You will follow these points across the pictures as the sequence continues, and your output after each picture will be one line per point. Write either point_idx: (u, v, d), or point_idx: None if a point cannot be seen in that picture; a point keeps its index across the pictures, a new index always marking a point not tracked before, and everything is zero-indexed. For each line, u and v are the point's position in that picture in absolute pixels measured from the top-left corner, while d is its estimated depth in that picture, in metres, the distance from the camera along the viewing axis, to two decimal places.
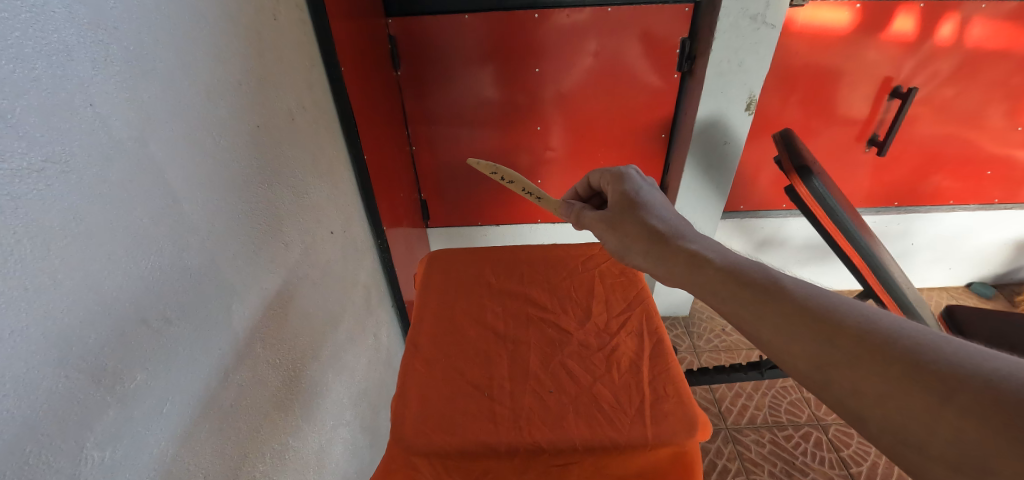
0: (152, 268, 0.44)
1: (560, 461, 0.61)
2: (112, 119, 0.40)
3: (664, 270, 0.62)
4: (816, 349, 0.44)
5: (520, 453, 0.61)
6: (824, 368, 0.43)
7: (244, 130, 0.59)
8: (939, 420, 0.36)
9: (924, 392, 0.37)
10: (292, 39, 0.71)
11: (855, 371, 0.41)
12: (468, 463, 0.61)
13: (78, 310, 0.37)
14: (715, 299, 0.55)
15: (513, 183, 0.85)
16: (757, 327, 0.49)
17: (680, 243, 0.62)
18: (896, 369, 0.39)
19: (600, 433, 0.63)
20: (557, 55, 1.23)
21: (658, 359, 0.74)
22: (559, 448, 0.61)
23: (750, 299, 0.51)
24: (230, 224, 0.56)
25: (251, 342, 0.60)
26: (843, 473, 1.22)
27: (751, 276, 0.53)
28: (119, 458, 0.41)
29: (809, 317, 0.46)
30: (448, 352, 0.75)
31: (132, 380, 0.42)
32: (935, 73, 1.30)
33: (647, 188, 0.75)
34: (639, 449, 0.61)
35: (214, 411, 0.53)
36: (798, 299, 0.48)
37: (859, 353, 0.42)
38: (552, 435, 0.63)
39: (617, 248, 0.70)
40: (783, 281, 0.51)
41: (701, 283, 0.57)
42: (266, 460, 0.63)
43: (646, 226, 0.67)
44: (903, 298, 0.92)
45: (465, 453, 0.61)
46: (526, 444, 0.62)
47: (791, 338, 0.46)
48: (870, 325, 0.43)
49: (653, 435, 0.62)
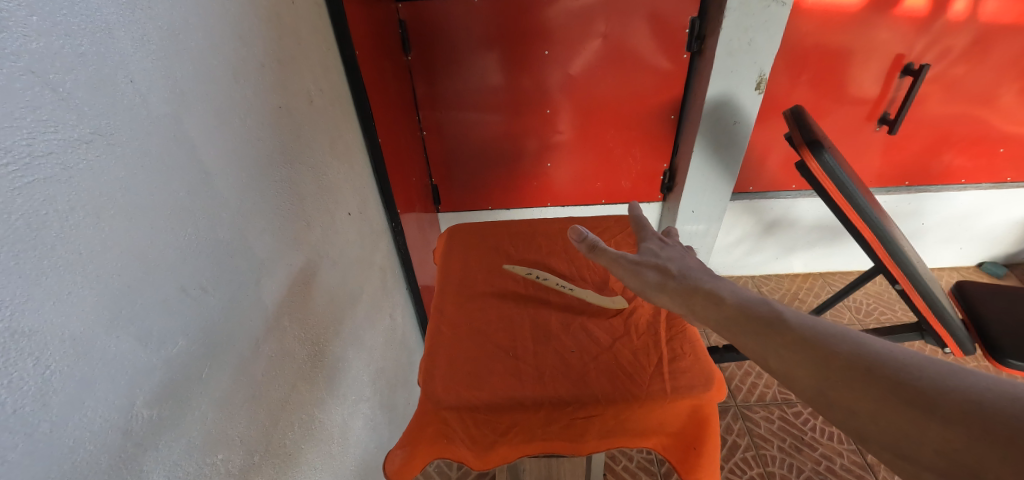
0: (190, 238, 0.47)
1: (583, 414, 0.63)
2: (150, 97, 0.42)
3: (687, 311, 0.60)
4: (814, 371, 0.43)
5: (545, 406, 0.63)
6: (823, 391, 0.42)
7: (267, 110, 0.60)
8: (928, 431, 0.36)
9: (907, 408, 0.37)
10: (308, 23, 0.72)
11: (850, 390, 0.41)
12: (496, 415, 0.63)
13: (126, 275, 0.40)
14: (728, 334, 0.54)
15: (547, 281, 0.82)
16: (763, 357, 0.48)
17: (700, 282, 0.62)
18: (882, 390, 0.39)
19: (622, 387, 0.65)
20: (565, 38, 1.23)
21: (675, 320, 0.75)
22: (582, 402, 0.64)
23: (757, 329, 0.50)
24: (258, 201, 0.58)
25: (278, 315, 0.62)
26: (851, 448, 1.24)
27: (759, 309, 0.52)
28: (166, 418, 0.44)
29: (807, 346, 0.45)
30: (472, 317, 0.77)
31: (175, 346, 0.45)
32: (947, 50, 1.29)
33: (676, 246, 0.75)
34: (659, 400, 0.64)
35: (247, 380, 0.56)
36: (798, 328, 0.47)
37: (855, 375, 0.41)
38: (575, 389, 0.65)
39: (636, 284, 0.67)
40: (786, 314, 0.50)
41: (720, 319, 0.55)
42: (295, 430, 0.66)
43: (668, 268, 0.67)
44: (912, 270, 0.92)
45: (492, 405, 0.63)
46: (550, 398, 0.64)
47: (790, 363, 0.45)
48: (866, 350, 0.42)
49: (672, 389, 0.64)
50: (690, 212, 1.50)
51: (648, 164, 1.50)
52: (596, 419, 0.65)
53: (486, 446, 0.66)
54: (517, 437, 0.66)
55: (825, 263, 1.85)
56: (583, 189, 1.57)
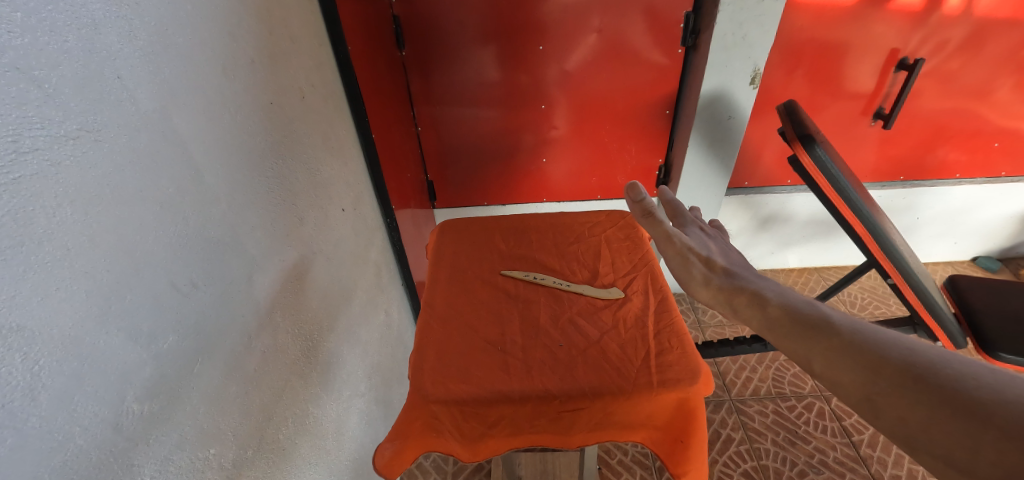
0: (180, 234, 0.47)
1: (571, 407, 0.64)
2: (138, 92, 0.42)
3: (732, 310, 0.57)
4: (864, 378, 0.40)
5: (533, 399, 0.64)
6: (872, 397, 0.39)
7: (259, 106, 0.60)
8: (981, 443, 0.33)
9: (961, 418, 0.34)
10: (300, 19, 0.72)
11: (899, 399, 0.37)
12: (484, 408, 0.64)
13: (114, 271, 0.40)
14: (771, 333, 0.50)
15: (544, 280, 0.82)
16: (808, 359, 0.45)
17: (745, 279, 0.59)
18: (936, 401, 0.36)
19: (609, 381, 0.65)
20: (560, 34, 1.23)
21: (663, 314, 0.75)
22: (570, 395, 0.64)
23: (803, 331, 0.47)
24: (249, 196, 0.58)
25: (271, 311, 0.63)
26: (844, 441, 1.25)
27: (807, 310, 0.49)
28: (158, 412, 0.44)
29: (855, 350, 0.42)
30: (462, 312, 0.77)
31: (166, 341, 0.45)
32: (942, 44, 1.29)
33: (718, 241, 0.72)
34: (646, 393, 0.64)
35: (240, 375, 0.56)
36: (848, 332, 0.44)
37: (905, 383, 0.38)
38: (562, 383, 0.65)
39: (681, 275, 0.64)
40: (835, 317, 0.47)
41: (764, 317, 0.52)
42: (289, 425, 0.67)
43: (710, 260, 0.64)
44: (903, 262, 0.92)
45: (480, 400, 0.64)
46: (537, 391, 0.64)
47: (839, 368, 0.42)
48: (918, 358, 0.39)
49: (659, 382, 0.65)
50: None
51: (643, 160, 1.50)
52: (584, 412, 0.65)
53: (474, 439, 0.66)
54: (505, 430, 0.66)
55: (820, 258, 1.85)
56: (579, 184, 1.57)
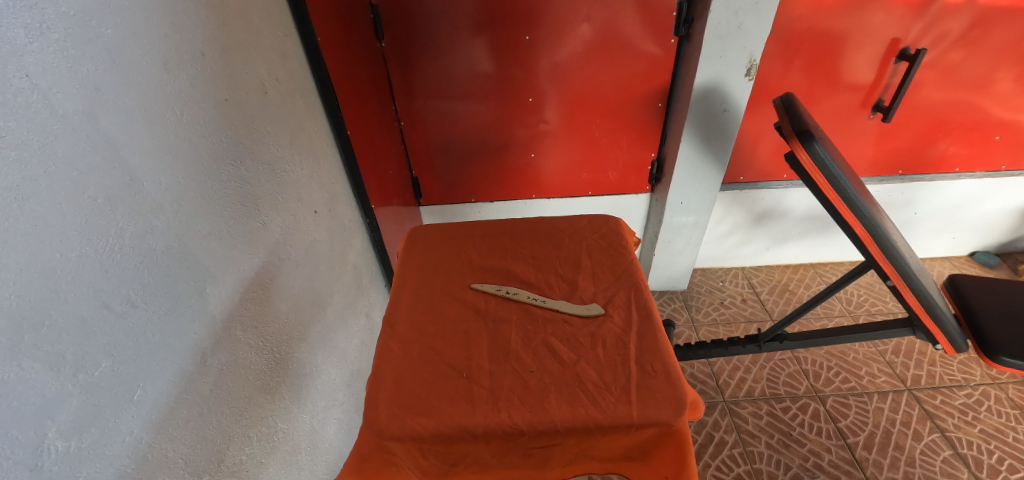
0: (114, 248, 0.42)
1: (540, 442, 0.61)
2: (54, 92, 0.37)
3: None
4: None
5: (498, 435, 0.61)
6: None
7: (209, 105, 0.55)
8: None
9: None
10: (261, 8, 0.66)
11: None
12: (445, 445, 0.61)
13: (28, 295, 0.35)
14: None
15: (517, 295, 0.78)
16: None
17: None
18: None
19: (583, 413, 0.62)
20: (547, 23, 1.18)
21: (647, 334, 0.71)
22: (539, 430, 0.61)
23: None
24: (200, 203, 0.54)
25: (229, 325, 0.58)
26: (839, 444, 1.23)
27: None
28: (88, 448, 0.40)
29: None
30: (426, 332, 0.74)
31: (97, 368, 0.41)
32: (944, 34, 1.24)
33: None
34: (624, 428, 0.61)
35: (193, 398, 0.52)
36: None
37: None
38: (532, 416, 0.61)
39: None
40: None
41: None
42: (254, 444, 0.63)
43: None
44: (904, 268, 0.88)
45: (441, 436, 0.60)
46: (504, 427, 0.61)
47: None
48: None
49: (639, 415, 0.61)
50: (678, 204, 1.46)
51: (635, 154, 1.45)
52: (557, 447, 0.63)
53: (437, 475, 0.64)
54: (471, 465, 0.64)
55: (817, 254, 1.82)
56: (570, 180, 1.52)
